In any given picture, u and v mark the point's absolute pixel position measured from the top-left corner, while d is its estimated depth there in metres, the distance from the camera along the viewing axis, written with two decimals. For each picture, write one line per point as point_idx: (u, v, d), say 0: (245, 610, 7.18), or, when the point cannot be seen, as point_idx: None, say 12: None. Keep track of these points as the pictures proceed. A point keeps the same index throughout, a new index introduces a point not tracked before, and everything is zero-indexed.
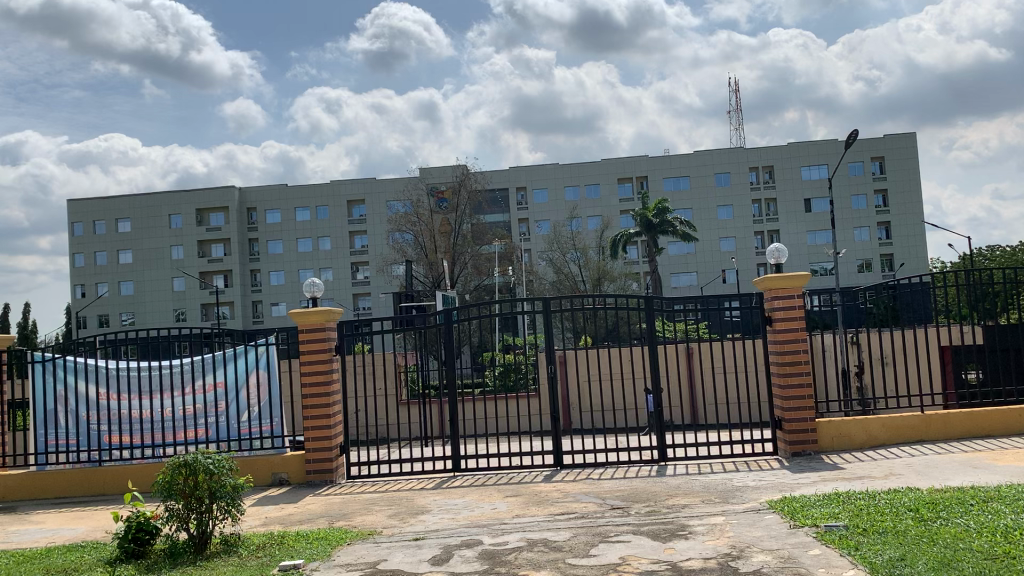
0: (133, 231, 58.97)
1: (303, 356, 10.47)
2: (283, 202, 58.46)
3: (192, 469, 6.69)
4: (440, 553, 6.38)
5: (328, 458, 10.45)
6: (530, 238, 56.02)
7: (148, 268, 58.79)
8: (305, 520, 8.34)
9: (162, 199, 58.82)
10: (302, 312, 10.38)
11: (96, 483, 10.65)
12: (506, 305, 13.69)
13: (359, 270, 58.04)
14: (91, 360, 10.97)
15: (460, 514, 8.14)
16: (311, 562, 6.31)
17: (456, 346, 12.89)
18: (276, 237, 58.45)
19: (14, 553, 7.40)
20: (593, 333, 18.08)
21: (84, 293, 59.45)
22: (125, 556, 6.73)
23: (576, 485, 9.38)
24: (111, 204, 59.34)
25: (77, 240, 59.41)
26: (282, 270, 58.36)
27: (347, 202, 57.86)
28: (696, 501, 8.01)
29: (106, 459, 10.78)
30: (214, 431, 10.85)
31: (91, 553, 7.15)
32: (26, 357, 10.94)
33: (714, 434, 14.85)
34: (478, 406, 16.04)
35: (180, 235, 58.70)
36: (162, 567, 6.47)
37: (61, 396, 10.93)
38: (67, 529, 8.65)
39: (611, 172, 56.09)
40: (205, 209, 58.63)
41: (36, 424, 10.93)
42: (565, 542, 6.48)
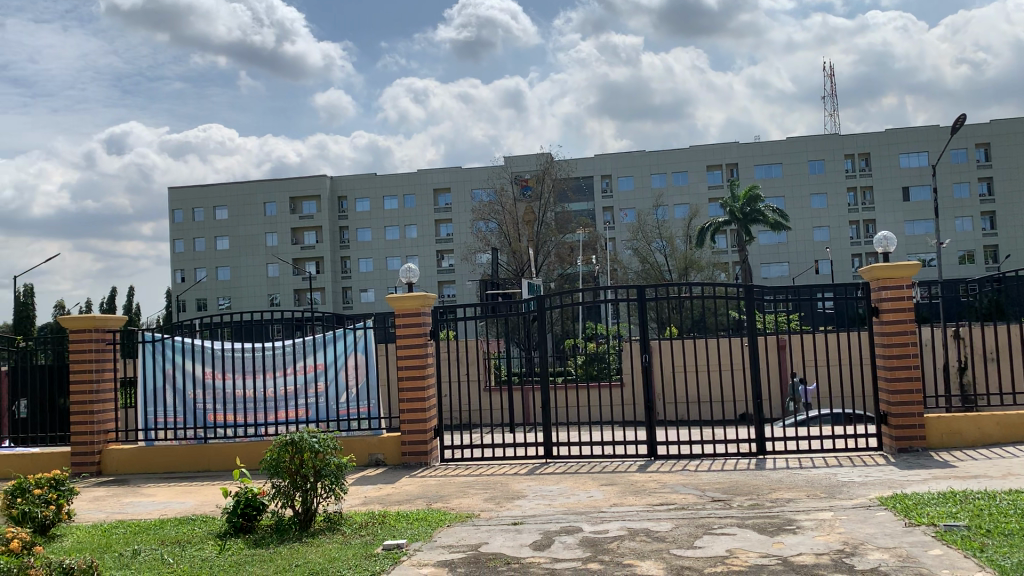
0: (229, 219, 60.83)
1: (401, 340, 10.57)
2: (373, 190, 59.43)
3: (298, 447, 6.84)
4: (541, 539, 6.34)
5: (423, 441, 10.56)
6: (615, 227, 55.59)
7: (244, 254, 60.62)
8: (404, 500, 8.45)
9: (257, 187, 60.51)
10: (398, 297, 10.50)
11: (203, 459, 11.07)
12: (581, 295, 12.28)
13: (444, 258, 58.58)
14: (196, 341, 11.29)
15: (557, 500, 8.09)
16: (414, 543, 6.34)
17: (544, 331, 12.54)
18: (365, 225, 59.53)
19: (131, 523, 7.73)
20: (678, 327, 17.98)
21: (184, 277, 61.63)
22: (234, 531, 6.93)
23: (673, 476, 9.22)
24: (210, 192, 61.26)
25: (178, 227, 61.71)
26: (371, 258, 59.48)
27: (434, 190, 58.48)
28: (801, 496, 7.77)
29: (212, 436, 11.19)
30: (315, 412, 11.14)
31: (202, 526, 7.37)
32: (136, 337, 11.34)
33: (813, 428, 14.56)
34: (570, 395, 16.12)
35: (274, 223, 60.37)
36: (270, 542, 6.63)
37: (168, 374, 11.33)
38: (178, 502, 8.97)
39: (700, 159, 54.95)
40: (299, 198, 60.16)
41: (145, 401, 11.37)
42: (668, 532, 6.36)
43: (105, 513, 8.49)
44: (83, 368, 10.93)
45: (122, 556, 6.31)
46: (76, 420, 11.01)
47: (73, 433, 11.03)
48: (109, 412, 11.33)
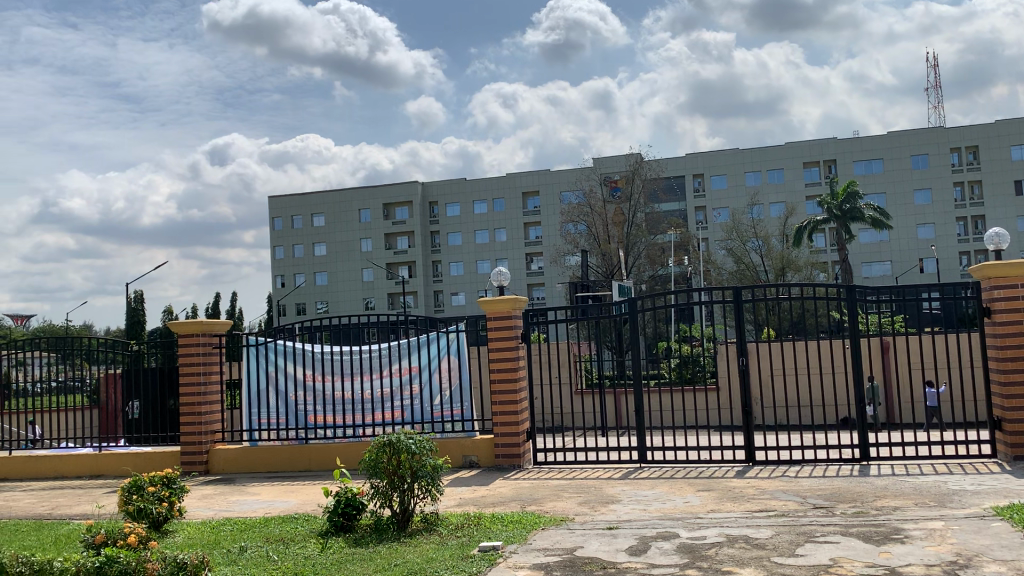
0: (326, 226, 62.55)
1: (492, 343, 10.66)
2: (463, 195, 60.10)
3: (395, 448, 6.98)
4: (637, 544, 6.29)
5: (516, 443, 10.62)
6: (708, 227, 54.81)
7: (340, 260, 62.20)
8: (499, 502, 8.52)
9: (352, 194, 62.05)
10: (489, 300, 10.58)
11: (304, 459, 11.42)
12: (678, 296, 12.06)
13: (534, 260, 58.70)
14: (296, 344, 11.66)
15: (653, 506, 8.00)
16: (509, 545, 6.38)
17: (637, 336, 12.33)
18: (455, 229, 60.24)
19: (239, 521, 8.01)
20: (776, 328, 17.58)
21: (284, 283, 63.72)
22: (335, 529, 7.11)
23: (771, 482, 9.00)
24: (308, 200, 63.18)
25: (279, 234, 63.91)
26: (461, 261, 60.13)
27: (523, 193, 58.68)
28: (909, 504, 7.47)
29: (312, 437, 11.54)
30: (410, 414, 11.35)
31: (305, 525, 7.59)
32: (241, 340, 11.78)
33: (919, 435, 14.05)
34: (666, 398, 16.00)
35: (368, 229, 61.79)
36: (369, 541, 6.77)
37: (271, 377, 11.72)
38: (281, 501, 9.26)
39: (797, 156, 53.52)
40: (392, 204, 61.39)
41: (249, 403, 11.80)
42: (768, 539, 6.21)
43: (214, 511, 8.86)
44: (192, 372, 11.42)
45: (230, 552, 6.56)
46: (186, 420, 11.49)
47: (184, 432, 11.52)
48: (215, 412, 11.79)
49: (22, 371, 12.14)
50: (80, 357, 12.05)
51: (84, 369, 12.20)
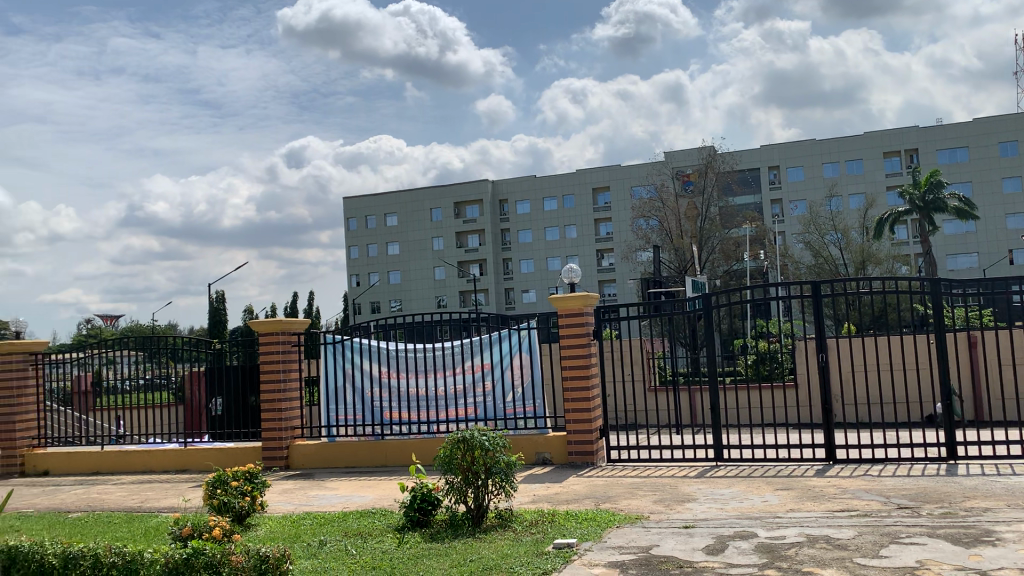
0: (399, 225, 63.43)
1: (564, 340, 10.63)
2: (534, 192, 60.10)
3: (469, 445, 7.03)
4: (714, 543, 6.20)
5: (589, 441, 10.58)
6: (784, 220, 53.71)
7: (413, 259, 62.97)
8: (573, 499, 8.50)
9: (424, 194, 62.73)
10: (561, 297, 10.54)
11: (381, 454, 11.62)
12: (754, 291, 11.83)
13: (605, 256, 58.40)
14: (371, 341, 11.84)
15: (730, 504, 7.88)
16: (584, 542, 6.37)
17: (712, 331, 12.12)
18: (526, 226, 60.33)
19: (318, 515, 8.18)
20: (856, 324, 17.18)
21: (359, 282, 64.96)
22: (411, 524, 7.19)
23: (853, 481, 8.75)
24: (381, 200, 64.17)
25: (353, 234, 65.12)
26: (532, 259, 60.21)
27: (593, 189, 58.39)
28: (1001, 505, 7.17)
29: (388, 433, 11.73)
30: (483, 410, 11.42)
31: (382, 520, 7.71)
32: (318, 338, 12.03)
33: (1010, 434, 13.51)
34: (742, 395, 15.75)
35: (440, 228, 62.39)
36: (444, 536, 6.85)
37: (348, 374, 11.95)
38: (358, 495, 9.44)
39: (876, 145, 52.00)
40: (463, 202, 61.82)
41: (327, 399, 12.06)
42: (850, 540, 6.05)
43: (294, 505, 9.07)
44: (273, 369, 11.70)
45: (310, 546, 6.71)
46: (267, 416, 11.80)
47: (264, 428, 11.84)
48: (295, 409, 12.06)
49: (112, 369, 12.63)
50: (166, 355, 12.47)
51: (171, 367, 12.61)
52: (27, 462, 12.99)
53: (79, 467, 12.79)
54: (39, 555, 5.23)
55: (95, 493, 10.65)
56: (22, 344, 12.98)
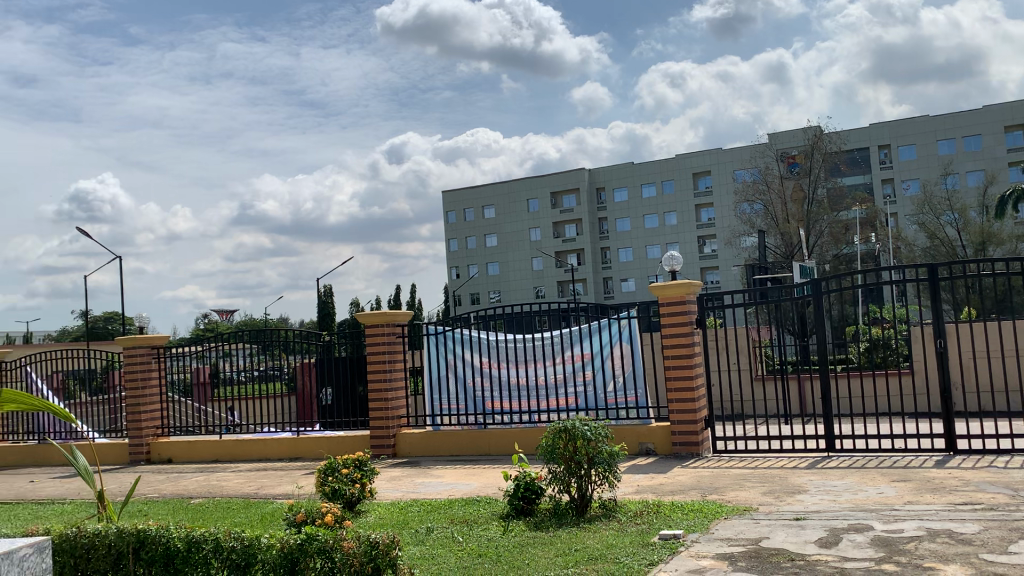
0: (496, 217, 63.88)
1: (666, 329, 10.48)
2: (632, 179, 59.43)
3: (571, 435, 7.03)
4: (828, 536, 6.00)
5: (694, 431, 10.39)
6: (896, 200, 51.50)
7: (511, 250, 63.33)
8: (679, 490, 8.38)
9: (521, 185, 62.91)
10: (664, 286, 10.38)
11: (483, 444, 11.70)
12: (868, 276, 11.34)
13: (707, 243, 57.32)
14: (473, 332, 11.97)
15: (843, 496, 7.60)
16: (690, 534, 6.27)
17: (822, 318, 11.71)
18: (625, 214, 59.77)
19: (425, 503, 8.33)
20: (977, 308, 16.36)
21: (458, 275, 65.87)
22: (516, 513, 7.24)
23: (977, 473, 8.32)
24: (478, 193, 64.75)
25: (453, 227, 66.05)
26: (631, 247, 59.68)
27: (693, 174, 57.25)
28: None
29: (490, 422, 11.82)
30: (584, 400, 11.40)
31: (487, 508, 7.79)
32: (422, 329, 12.26)
33: None
34: (853, 383, 15.23)
35: (537, 218, 62.46)
36: (549, 525, 6.86)
37: (451, 365, 12.16)
38: (463, 484, 9.57)
39: (996, 119, 49.23)
40: (560, 192, 61.65)
41: (431, 389, 12.29)
42: (975, 535, 5.75)
43: (401, 493, 9.26)
44: (379, 359, 11.96)
45: (418, 533, 6.84)
46: (374, 406, 12.09)
47: (372, 417, 12.14)
48: (401, 398, 12.31)
49: (228, 361, 13.20)
50: (278, 347, 12.95)
51: (283, 359, 13.05)
52: (154, 450, 13.73)
53: (200, 455, 13.42)
54: (164, 538, 5.47)
55: (215, 480, 11.15)
56: (145, 339, 13.67)
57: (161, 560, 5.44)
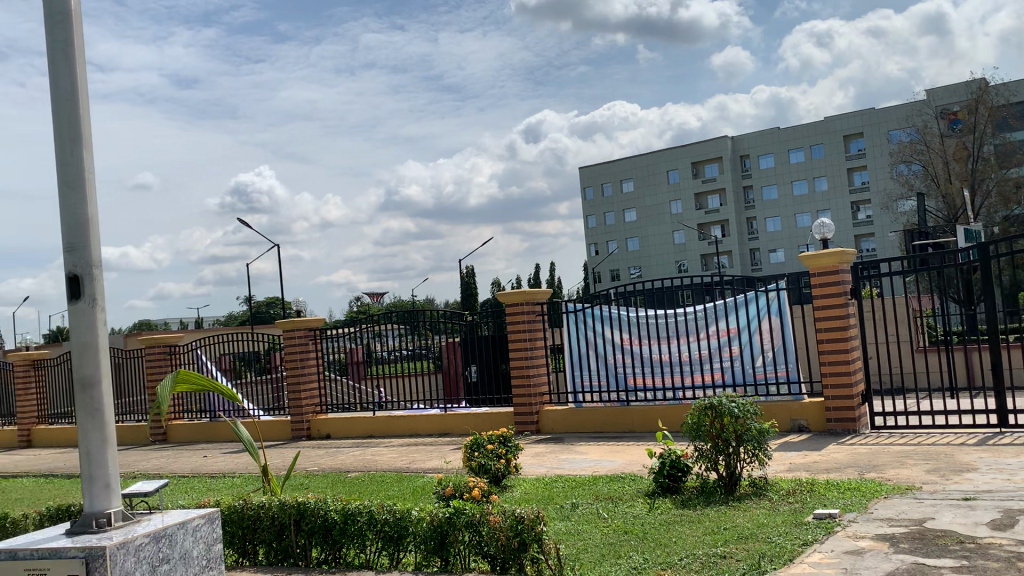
0: (636, 190, 63.03)
1: (817, 300, 10.03)
2: (777, 145, 57.19)
3: (718, 412, 6.85)
4: (1001, 517, 5.58)
5: (850, 407, 9.91)
6: None
7: (651, 223, 62.42)
8: (833, 468, 8.03)
9: (660, 157, 61.71)
10: (814, 255, 9.92)
11: (627, 421, 11.61)
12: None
13: (861, 208, 54.47)
14: (612, 309, 11.88)
15: (1017, 476, 7.06)
16: (847, 514, 5.99)
17: (992, 286, 10.86)
18: (770, 182, 57.65)
19: (570, 478, 8.36)
20: None
21: (598, 250, 65.71)
22: (662, 490, 7.16)
23: None
24: (616, 167, 64.09)
25: (592, 203, 65.80)
26: (779, 216, 57.60)
27: (844, 137, 54.45)
28: None
29: (633, 399, 11.72)
30: (730, 376, 11.12)
31: (632, 484, 7.72)
32: (561, 308, 12.29)
33: None
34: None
35: (678, 190, 61.12)
36: (696, 503, 6.73)
37: (591, 342, 12.13)
38: (607, 460, 9.54)
39: None
40: (701, 162, 60.05)
41: (572, 367, 12.32)
42: None
43: (546, 468, 9.33)
44: (521, 337, 12.07)
45: (563, 509, 6.88)
46: (517, 383, 12.23)
47: (516, 394, 12.28)
48: (543, 376, 12.39)
49: (380, 342, 13.71)
50: (426, 327, 13.34)
51: (430, 339, 13.40)
52: (314, 427, 14.47)
53: (356, 432, 14.03)
54: (322, 510, 5.70)
55: (368, 455, 11.62)
56: (302, 322, 14.37)
57: (320, 531, 5.68)
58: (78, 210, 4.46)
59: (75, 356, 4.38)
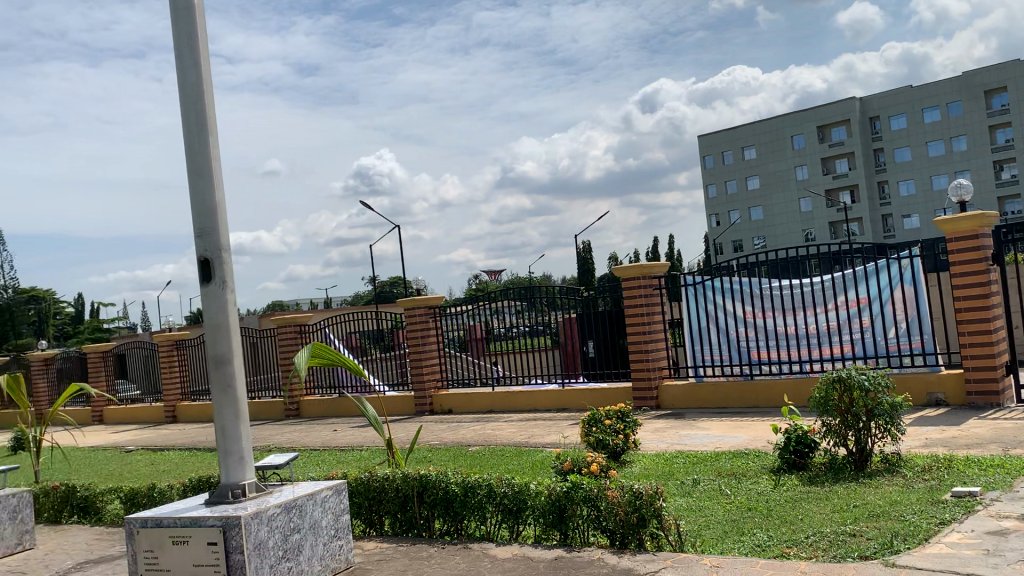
0: (758, 157, 61.05)
1: (954, 266, 9.45)
2: (911, 104, 54.15)
3: (846, 385, 6.57)
4: None
5: (993, 379, 9.32)
6: None
7: (775, 191, 60.39)
8: (975, 445, 7.58)
9: (783, 121, 59.48)
10: (951, 219, 9.34)
11: (751, 396, 11.30)
12: None
13: (1004, 168, 50.86)
14: (734, 282, 11.59)
15: None
16: (989, 492, 5.64)
17: None
18: (903, 143, 54.70)
19: (691, 455, 8.22)
20: None
21: (719, 221, 64.12)
22: (788, 467, 6.95)
23: None
24: (737, 134, 62.20)
25: (711, 172, 64.12)
26: (913, 179, 54.59)
27: (985, 92, 51.18)
28: None
29: (758, 373, 11.42)
30: (861, 347, 10.66)
31: (756, 461, 7.53)
32: (680, 282, 12.07)
33: None
34: None
35: (803, 155, 58.80)
36: (824, 479, 6.49)
37: (712, 315, 11.89)
38: (730, 436, 9.34)
39: None
40: (827, 125, 57.55)
41: (693, 341, 12.12)
42: None
43: (666, 444, 9.22)
44: (638, 310, 11.94)
45: (683, 485, 6.79)
46: (635, 358, 12.11)
47: (634, 369, 12.17)
48: (662, 350, 12.23)
49: (498, 319, 13.90)
50: (544, 303, 13.39)
51: (548, 315, 13.45)
52: (436, 402, 14.81)
53: (477, 407, 14.27)
54: (443, 482, 5.82)
55: (488, 430, 11.79)
56: (423, 300, 14.71)
57: (442, 504, 5.80)
58: (207, 196, 4.67)
59: (209, 336, 4.61)
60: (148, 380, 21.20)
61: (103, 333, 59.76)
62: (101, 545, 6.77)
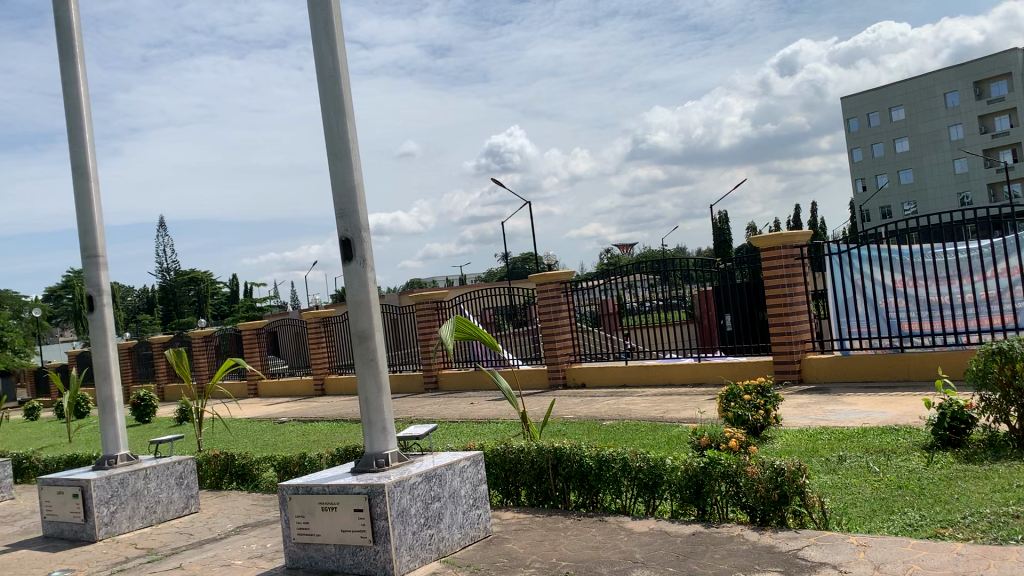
0: (907, 117, 57.73)
1: None
2: None
3: (1008, 357, 6.15)
4: None
5: None
6: None
7: (928, 152, 56.97)
8: None
9: (936, 78, 55.83)
10: None
11: (902, 368, 10.74)
12: None
13: None
14: (881, 250, 11.03)
15: None
16: None
17: None
18: None
19: (836, 430, 7.91)
20: None
21: (865, 186, 61.37)
22: (942, 444, 6.58)
23: None
24: (884, 94, 58.95)
25: (856, 135, 61.17)
26: None
27: None
28: None
29: (908, 345, 10.85)
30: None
31: (906, 437, 7.16)
32: (823, 251, 11.59)
33: None
34: None
35: (958, 113, 54.95)
36: (984, 457, 6.11)
37: (858, 285, 11.37)
38: (878, 411, 8.92)
39: None
40: (985, 80, 53.42)
41: (837, 312, 11.66)
42: None
43: (810, 420, 8.89)
44: (778, 282, 11.55)
45: (828, 461, 6.54)
46: (776, 331, 11.73)
47: (774, 342, 11.79)
48: (805, 322, 11.79)
49: (631, 293, 13.78)
50: (678, 276, 13.15)
51: (683, 289, 13.22)
52: (570, 376, 14.87)
53: (612, 381, 14.21)
54: (578, 455, 5.85)
55: (623, 404, 11.74)
56: (555, 275, 14.78)
57: (578, 477, 5.84)
58: (346, 177, 4.84)
59: (352, 312, 4.80)
60: (298, 357, 22.32)
61: (255, 311, 63.19)
62: (258, 511, 7.19)
